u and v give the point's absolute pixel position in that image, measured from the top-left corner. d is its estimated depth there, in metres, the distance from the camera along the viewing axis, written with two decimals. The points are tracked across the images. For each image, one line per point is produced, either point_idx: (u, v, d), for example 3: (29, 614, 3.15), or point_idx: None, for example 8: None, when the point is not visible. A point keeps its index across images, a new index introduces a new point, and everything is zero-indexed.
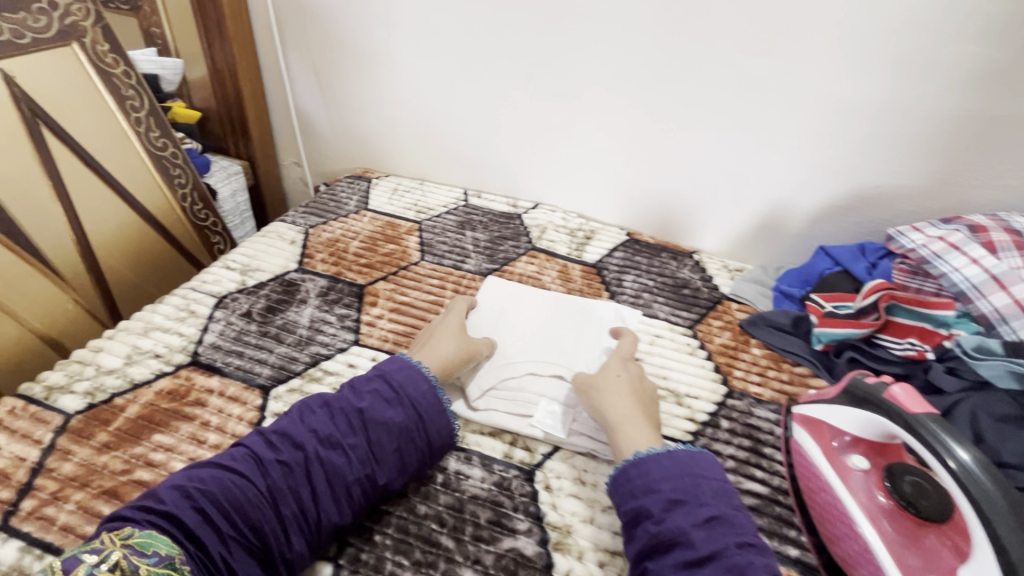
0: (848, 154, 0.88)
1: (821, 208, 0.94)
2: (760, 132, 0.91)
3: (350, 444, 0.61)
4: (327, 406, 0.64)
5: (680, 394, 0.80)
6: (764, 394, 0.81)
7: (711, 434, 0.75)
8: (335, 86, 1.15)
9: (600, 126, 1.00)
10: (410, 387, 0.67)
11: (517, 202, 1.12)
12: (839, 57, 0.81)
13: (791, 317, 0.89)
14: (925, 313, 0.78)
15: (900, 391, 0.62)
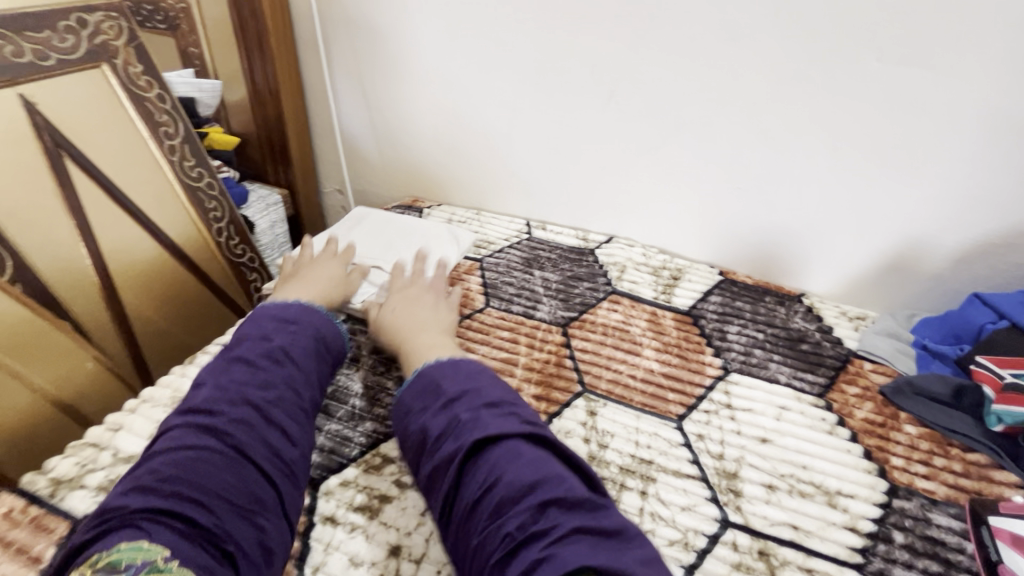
0: (1014, 181, 0.69)
1: (970, 247, 0.74)
2: (894, 153, 0.73)
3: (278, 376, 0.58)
4: (244, 356, 0.59)
5: (829, 491, 0.60)
6: (938, 493, 0.60)
7: (884, 554, 0.55)
8: (383, 109, 1.05)
9: (688, 148, 0.84)
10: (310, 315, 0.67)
11: (588, 234, 0.95)
12: (1020, 53, 0.63)
13: (949, 386, 0.68)
14: None
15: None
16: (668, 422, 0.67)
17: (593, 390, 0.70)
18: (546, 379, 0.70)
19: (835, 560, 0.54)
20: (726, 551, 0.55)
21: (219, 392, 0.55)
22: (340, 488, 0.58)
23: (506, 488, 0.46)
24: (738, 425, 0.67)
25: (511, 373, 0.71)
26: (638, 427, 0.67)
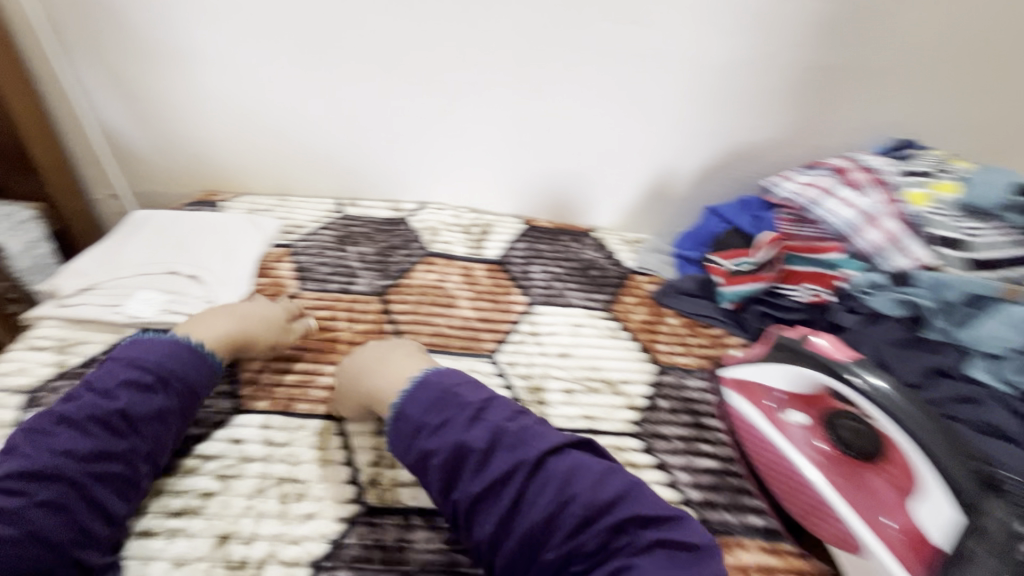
0: (723, 113, 0.86)
1: (703, 170, 0.91)
2: (638, 98, 0.86)
3: (96, 420, 0.51)
4: (92, 415, 0.51)
5: (614, 381, 0.74)
6: (690, 363, 0.77)
7: (653, 419, 0.69)
8: (137, 96, 0.90)
9: (473, 109, 0.88)
10: (153, 352, 0.57)
11: (400, 204, 0.96)
12: (709, 9, 0.77)
13: (697, 281, 0.84)
14: (818, 259, 0.74)
15: (824, 341, 0.61)
16: (481, 357, 0.75)
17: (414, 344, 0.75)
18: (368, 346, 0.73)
19: (618, 434, 0.67)
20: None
21: (33, 459, 0.48)
22: (155, 500, 0.55)
23: (472, 455, 0.50)
24: (542, 345, 0.78)
25: (334, 347, 0.72)
26: (458, 369, 0.73)
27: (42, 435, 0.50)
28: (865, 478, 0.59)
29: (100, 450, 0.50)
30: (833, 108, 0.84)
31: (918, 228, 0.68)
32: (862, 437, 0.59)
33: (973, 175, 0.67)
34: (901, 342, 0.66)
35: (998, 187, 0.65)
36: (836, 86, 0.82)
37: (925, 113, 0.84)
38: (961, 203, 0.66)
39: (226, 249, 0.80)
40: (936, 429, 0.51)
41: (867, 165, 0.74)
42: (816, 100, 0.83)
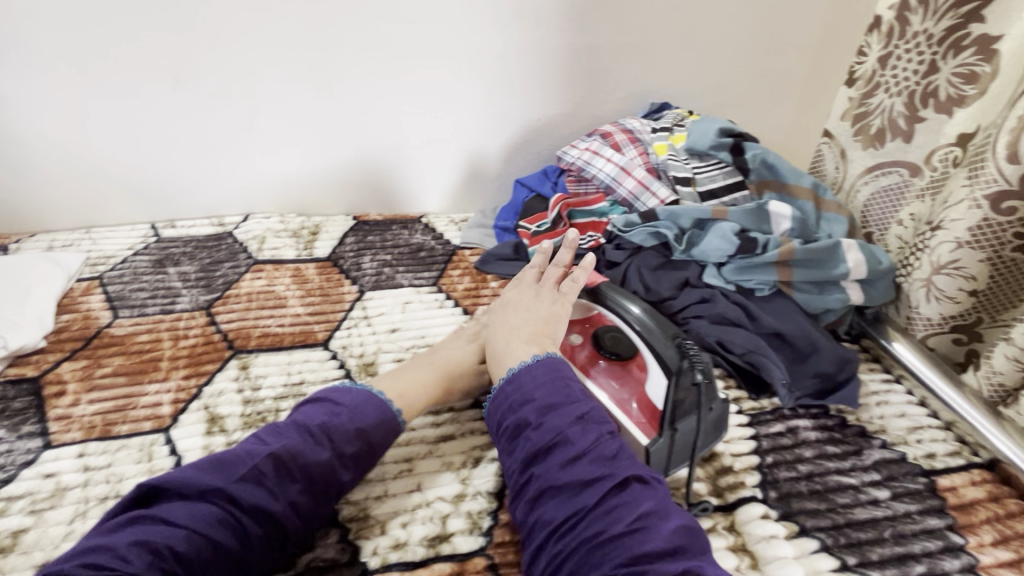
0: (512, 94, 0.97)
1: (507, 147, 1.03)
2: (435, 89, 0.94)
3: (318, 481, 0.52)
4: (306, 467, 0.52)
5: None
6: None
7: None
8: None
9: (281, 118, 0.92)
10: (376, 428, 0.57)
11: (223, 219, 1.00)
12: (479, 4, 0.87)
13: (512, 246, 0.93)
14: (591, 210, 0.89)
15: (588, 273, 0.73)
16: (315, 347, 0.75)
17: (244, 349, 0.74)
18: (195, 359, 0.72)
19: None
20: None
21: (268, 499, 0.50)
22: None
23: (529, 424, 0.54)
24: (373, 326, 0.80)
25: (157, 367, 0.71)
26: (287, 363, 0.72)
27: (286, 476, 0.51)
28: (629, 373, 0.65)
29: (234, 518, 0.48)
30: (599, 84, 0.99)
31: (662, 172, 0.86)
32: (621, 341, 0.66)
33: (691, 127, 0.87)
34: (657, 266, 0.80)
35: (708, 132, 0.84)
36: (599, 64, 0.97)
37: (671, 81, 1.02)
38: (685, 149, 0.85)
39: (22, 290, 0.78)
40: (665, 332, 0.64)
41: (624, 128, 0.92)
42: (588, 77, 0.98)
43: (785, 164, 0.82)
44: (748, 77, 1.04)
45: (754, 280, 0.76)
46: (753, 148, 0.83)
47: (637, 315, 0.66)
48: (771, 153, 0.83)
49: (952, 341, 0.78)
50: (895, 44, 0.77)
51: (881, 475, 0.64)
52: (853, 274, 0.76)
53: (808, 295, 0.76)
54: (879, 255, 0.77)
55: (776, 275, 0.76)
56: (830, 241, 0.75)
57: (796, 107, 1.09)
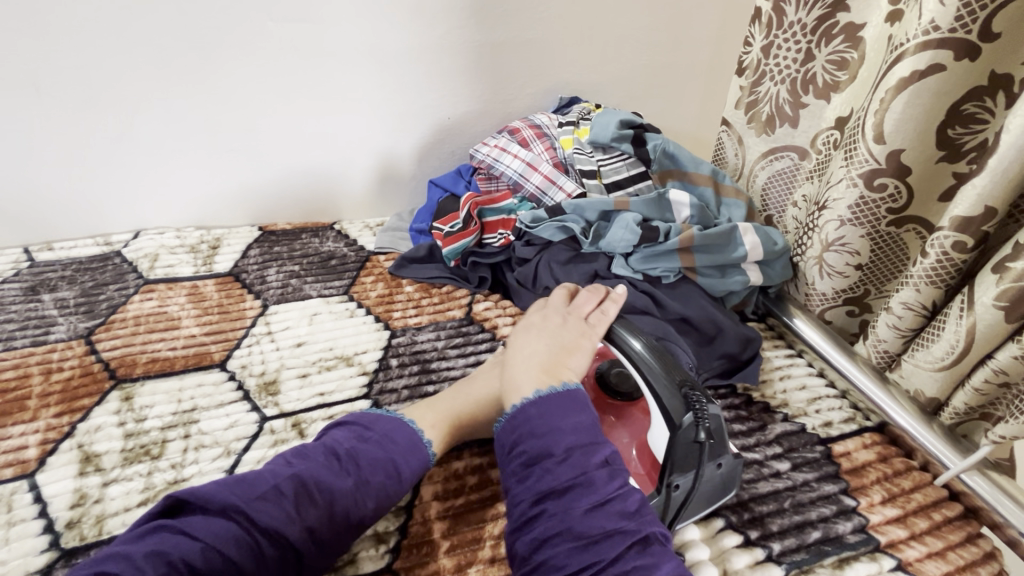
0: (418, 93, 0.94)
1: (418, 148, 1.00)
2: (335, 91, 0.90)
3: (342, 508, 0.48)
4: (331, 493, 0.48)
5: (349, 354, 0.74)
6: (423, 321, 0.81)
7: (383, 378, 0.71)
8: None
9: (164, 126, 0.85)
10: (407, 459, 0.54)
11: (110, 237, 0.92)
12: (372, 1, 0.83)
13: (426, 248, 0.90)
14: (501, 208, 0.88)
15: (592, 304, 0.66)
16: (210, 369, 0.70)
17: (128, 378, 0.68)
18: (70, 394, 0.65)
19: (349, 400, 0.68)
20: (263, 439, 0.62)
21: (291, 520, 0.45)
22: None
23: (551, 455, 0.48)
24: (276, 341, 0.75)
25: (24, 406, 0.63)
26: (179, 388, 0.67)
27: (308, 499, 0.47)
28: (630, 415, 0.61)
29: (253, 545, 0.43)
30: (506, 80, 0.98)
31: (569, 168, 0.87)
32: (629, 381, 0.62)
33: (593, 121, 0.88)
34: (567, 261, 0.80)
35: (608, 125, 0.85)
36: (504, 60, 0.96)
37: (578, 75, 1.03)
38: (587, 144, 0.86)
39: None
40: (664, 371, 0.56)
41: (531, 125, 0.92)
42: (494, 73, 0.97)
43: (684, 153, 0.84)
44: (651, 71, 1.07)
45: (659, 268, 0.78)
46: (653, 139, 0.85)
47: (643, 360, 0.57)
48: (669, 142, 0.85)
49: (846, 313, 0.82)
50: (774, 35, 0.79)
51: (782, 448, 0.67)
52: (749, 257, 0.78)
53: (709, 278, 0.78)
54: (772, 235, 0.79)
55: (679, 262, 0.77)
56: (726, 225, 0.78)
57: (700, 98, 1.13)
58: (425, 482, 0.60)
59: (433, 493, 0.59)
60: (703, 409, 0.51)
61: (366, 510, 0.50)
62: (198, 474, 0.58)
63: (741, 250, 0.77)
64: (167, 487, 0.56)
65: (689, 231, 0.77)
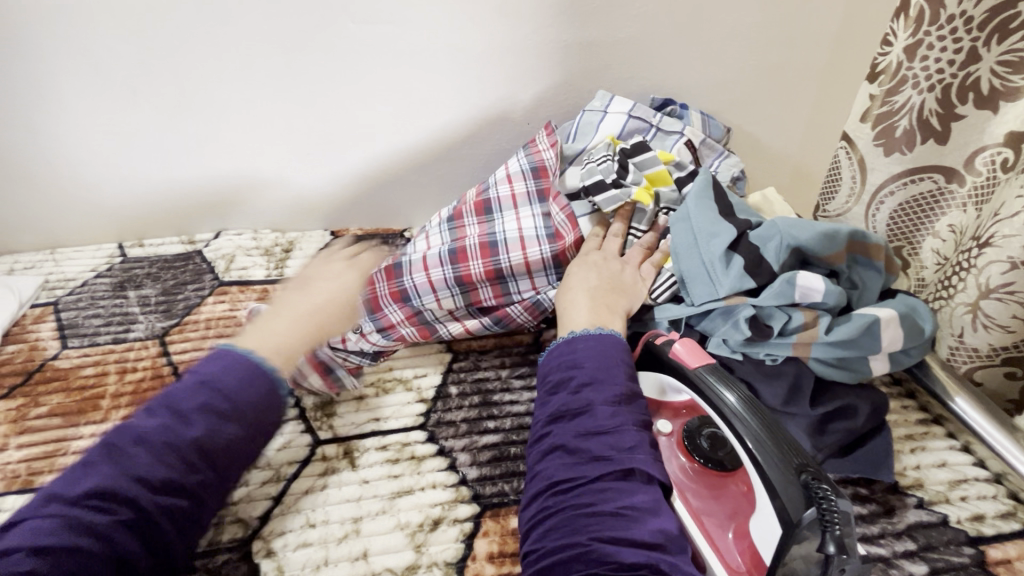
0: (496, 97, 0.88)
1: (494, 153, 0.94)
2: (414, 92, 0.86)
3: (166, 445, 0.46)
4: (141, 439, 0.46)
5: (406, 378, 0.69)
6: (487, 344, 0.74)
7: (442, 408, 0.65)
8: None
9: (248, 130, 0.85)
10: (222, 376, 0.50)
11: (194, 236, 0.94)
12: None
13: None
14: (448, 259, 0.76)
15: (682, 347, 0.53)
16: None
17: None
18: (139, 396, 0.66)
19: (404, 429, 0.63)
20: (313, 466, 0.58)
21: (104, 474, 0.44)
22: None
23: (568, 383, 0.53)
24: None
25: (97, 405, 0.65)
26: None
27: (119, 455, 0.45)
28: (722, 487, 0.51)
29: (81, 524, 0.42)
30: (593, 83, 0.90)
31: (661, 275, 0.70)
32: (722, 446, 0.52)
33: (670, 242, 0.69)
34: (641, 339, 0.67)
35: (693, 245, 0.67)
36: (591, 62, 0.87)
37: (673, 77, 0.92)
38: (677, 270, 0.67)
39: None
40: (774, 446, 0.44)
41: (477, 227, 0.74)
42: (579, 75, 0.88)
43: (814, 235, 0.62)
44: (759, 72, 0.94)
45: (761, 352, 0.62)
46: (767, 238, 0.64)
47: (744, 423, 0.46)
48: (789, 229, 0.63)
49: (1003, 376, 0.67)
50: (925, 31, 0.64)
51: (916, 544, 0.55)
52: (885, 349, 0.62)
53: (834, 370, 0.61)
54: (919, 321, 0.64)
55: (792, 352, 0.61)
56: (866, 316, 0.61)
57: (813, 104, 0.98)
58: (480, 538, 0.53)
59: (488, 553, 0.52)
60: (829, 505, 0.40)
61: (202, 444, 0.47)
62: (246, 499, 0.55)
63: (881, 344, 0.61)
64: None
65: (814, 327, 0.61)
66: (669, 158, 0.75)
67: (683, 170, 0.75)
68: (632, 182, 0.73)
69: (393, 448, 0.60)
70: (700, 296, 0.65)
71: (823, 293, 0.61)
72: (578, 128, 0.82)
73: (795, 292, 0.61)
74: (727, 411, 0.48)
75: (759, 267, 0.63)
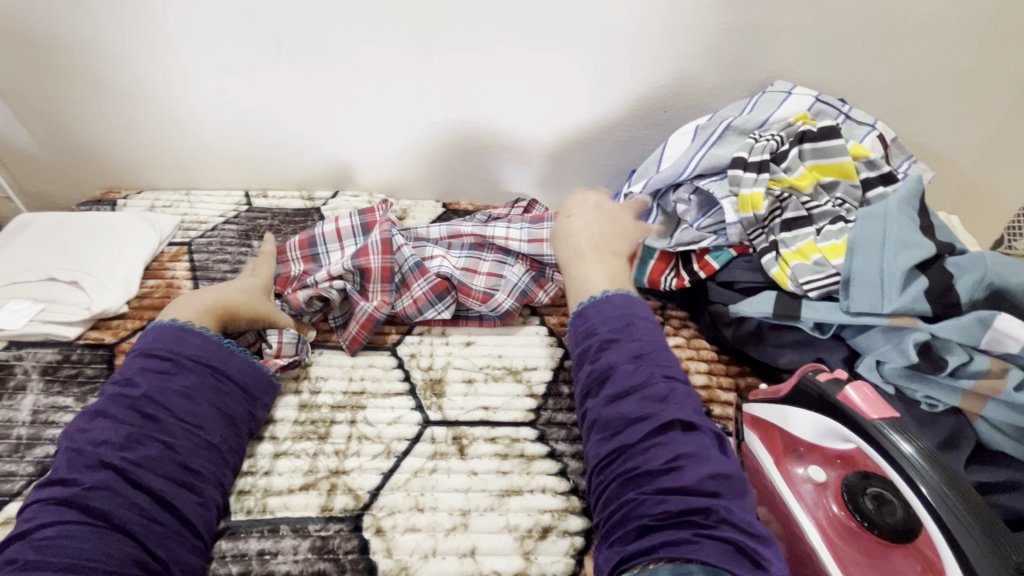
0: (639, 79, 0.81)
1: (622, 138, 0.88)
2: (554, 67, 0.80)
3: (146, 417, 0.50)
4: (99, 413, 0.50)
5: (516, 369, 0.66)
6: None
7: (552, 407, 0.62)
8: (8, 79, 0.83)
9: (381, 92, 0.83)
10: (192, 350, 0.54)
11: (313, 193, 0.95)
12: None
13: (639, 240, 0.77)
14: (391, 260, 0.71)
15: (857, 395, 0.46)
16: (381, 351, 0.67)
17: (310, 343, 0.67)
18: None
19: (513, 424, 0.60)
20: (423, 446, 0.57)
21: (81, 448, 0.48)
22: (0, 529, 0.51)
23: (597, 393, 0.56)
24: (447, 335, 0.70)
25: None
26: (351, 367, 0.65)
27: (80, 430, 0.49)
28: (885, 557, 0.44)
29: (57, 500, 0.45)
30: (749, 73, 0.81)
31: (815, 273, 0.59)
32: (893, 512, 0.44)
33: (849, 234, 0.59)
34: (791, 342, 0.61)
35: (875, 247, 0.56)
36: (755, 48, 0.78)
37: (844, 75, 0.81)
38: (845, 267, 0.57)
39: (116, 248, 0.76)
40: (978, 524, 0.38)
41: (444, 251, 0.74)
42: (738, 62, 0.79)
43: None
44: (950, 79, 0.81)
45: (919, 393, 0.55)
46: (967, 268, 0.54)
47: (927, 480, 0.41)
48: (997, 266, 0.53)
49: None
50: None
51: None
52: None
53: (1007, 440, 0.53)
54: None
55: (958, 402, 0.53)
56: None
57: (1007, 121, 0.84)
58: (591, 557, 0.50)
59: None
60: None
61: (188, 389, 0.52)
62: (357, 470, 0.54)
63: None
64: (328, 475, 0.54)
65: (1000, 378, 0.52)
66: (862, 153, 0.66)
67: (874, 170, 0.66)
68: (785, 169, 0.66)
69: (502, 442, 0.58)
70: (859, 304, 0.56)
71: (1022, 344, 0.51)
72: (758, 102, 0.72)
73: (984, 335, 0.52)
74: (912, 474, 0.42)
75: (944, 297, 0.53)
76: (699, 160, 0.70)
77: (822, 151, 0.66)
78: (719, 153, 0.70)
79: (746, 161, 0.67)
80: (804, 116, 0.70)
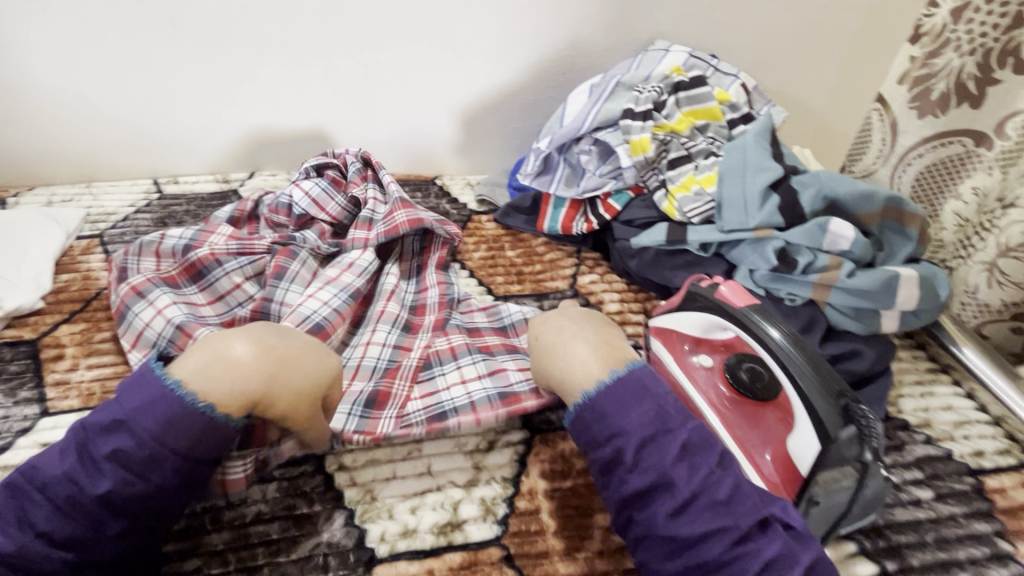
0: (535, 42, 0.88)
1: (527, 99, 0.94)
2: (456, 34, 0.85)
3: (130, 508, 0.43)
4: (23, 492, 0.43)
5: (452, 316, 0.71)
6: (526, 291, 0.77)
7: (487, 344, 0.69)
8: None
9: (287, 66, 0.85)
10: (141, 416, 0.43)
11: (228, 176, 0.93)
12: None
13: (534, 198, 0.86)
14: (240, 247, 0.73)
15: (727, 290, 0.57)
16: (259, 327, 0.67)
17: None
18: None
19: None
20: None
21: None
22: None
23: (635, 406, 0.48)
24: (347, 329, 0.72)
25: None
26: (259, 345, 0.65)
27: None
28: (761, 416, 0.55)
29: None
30: (633, 32, 0.90)
31: (699, 201, 0.70)
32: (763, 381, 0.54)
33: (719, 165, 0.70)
34: (684, 264, 0.71)
35: (738, 173, 0.68)
36: (634, 11, 0.87)
37: (712, 33, 0.92)
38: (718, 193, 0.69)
39: (18, 245, 0.73)
40: (814, 372, 0.50)
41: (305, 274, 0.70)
42: (621, 24, 0.88)
43: (850, 192, 0.66)
44: (796, 32, 0.94)
45: (782, 290, 0.67)
46: (806, 185, 0.66)
47: (779, 351, 0.52)
48: (830, 181, 0.66)
49: (1010, 330, 0.73)
50: None
51: (924, 473, 0.60)
52: (899, 306, 0.66)
53: (846, 320, 0.66)
54: (937, 286, 0.67)
55: (811, 294, 0.66)
56: (886, 271, 0.65)
57: (843, 67, 1.00)
58: (532, 458, 0.57)
59: (540, 471, 0.56)
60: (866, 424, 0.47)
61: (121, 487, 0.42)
62: None
63: (894, 299, 0.64)
64: None
65: (838, 270, 0.65)
66: (725, 98, 0.78)
67: (736, 112, 0.78)
68: (666, 115, 0.76)
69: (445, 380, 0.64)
70: (730, 223, 0.67)
71: (850, 241, 0.64)
72: (640, 61, 0.82)
73: (825, 238, 0.65)
74: (769, 345, 0.53)
75: (792, 209, 0.66)
76: (598, 112, 0.78)
77: (694, 98, 0.77)
78: (612, 106, 0.79)
79: (634, 111, 0.77)
80: (677, 69, 0.81)
